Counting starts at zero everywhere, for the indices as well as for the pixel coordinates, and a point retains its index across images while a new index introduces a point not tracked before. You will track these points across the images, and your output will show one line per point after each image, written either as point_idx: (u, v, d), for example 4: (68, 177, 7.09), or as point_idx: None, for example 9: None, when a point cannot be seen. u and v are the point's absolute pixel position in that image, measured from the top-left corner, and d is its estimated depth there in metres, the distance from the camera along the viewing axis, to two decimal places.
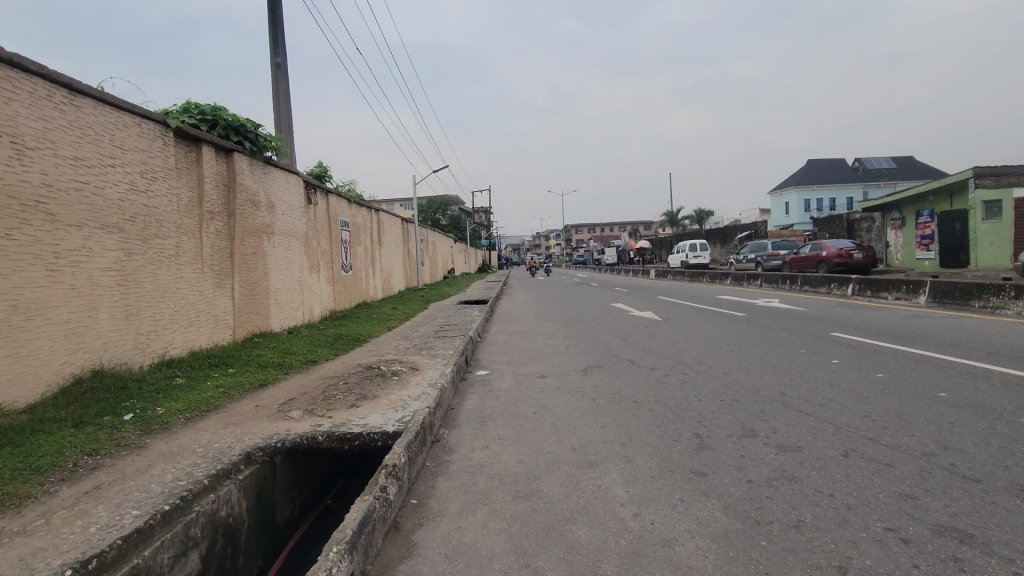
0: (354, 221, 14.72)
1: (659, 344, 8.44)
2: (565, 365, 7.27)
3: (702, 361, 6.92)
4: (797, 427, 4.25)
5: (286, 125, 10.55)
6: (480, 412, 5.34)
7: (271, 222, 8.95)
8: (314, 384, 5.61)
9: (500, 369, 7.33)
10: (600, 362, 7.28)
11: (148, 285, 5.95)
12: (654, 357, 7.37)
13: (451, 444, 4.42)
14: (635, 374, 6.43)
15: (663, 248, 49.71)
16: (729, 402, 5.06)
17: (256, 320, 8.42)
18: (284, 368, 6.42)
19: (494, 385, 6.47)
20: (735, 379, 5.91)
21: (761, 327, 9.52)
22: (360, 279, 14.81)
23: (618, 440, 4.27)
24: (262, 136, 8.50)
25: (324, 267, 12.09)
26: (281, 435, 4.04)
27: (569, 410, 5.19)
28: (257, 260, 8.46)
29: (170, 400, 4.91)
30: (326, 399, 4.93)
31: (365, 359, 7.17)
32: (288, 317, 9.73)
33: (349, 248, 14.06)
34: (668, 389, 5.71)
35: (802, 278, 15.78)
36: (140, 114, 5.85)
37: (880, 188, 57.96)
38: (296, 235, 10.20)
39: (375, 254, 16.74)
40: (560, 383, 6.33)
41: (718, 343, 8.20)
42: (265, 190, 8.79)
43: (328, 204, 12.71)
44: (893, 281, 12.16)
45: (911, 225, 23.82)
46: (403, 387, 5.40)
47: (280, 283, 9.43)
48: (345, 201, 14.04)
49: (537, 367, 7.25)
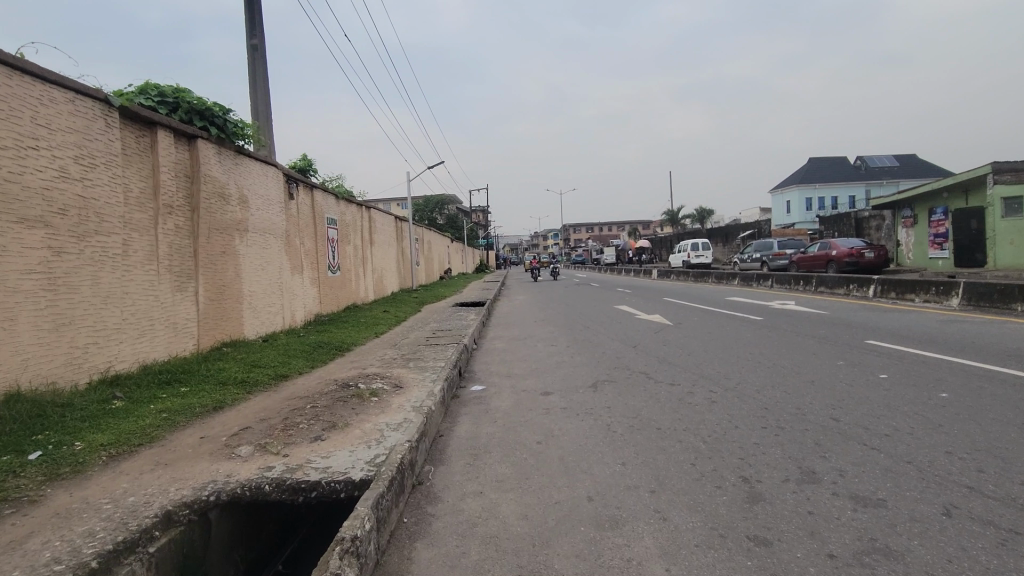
0: (342, 219, 13.83)
1: (675, 353, 7.57)
2: (571, 379, 6.41)
3: (729, 375, 6.05)
4: (870, 471, 3.39)
5: (263, 113, 9.69)
6: (473, 441, 4.48)
7: (243, 218, 8.07)
8: (278, 408, 4.72)
9: (497, 384, 6.45)
10: (611, 376, 6.41)
11: (86, 290, 5.08)
12: (672, 370, 6.51)
13: (436, 489, 3.56)
14: (654, 392, 5.57)
15: (665, 247, 48.78)
16: (774, 431, 4.20)
17: (225, 327, 7.55)
18: (248, 386, 5.54)
19: (490, 404, 5.61)
20: (772, 399, 5.06)
21: (785, 334, 8.65)
22: (349, 281, 13.93)
23: (646, 485, 3.42)
24: (232, 122, 7.62)
25: (308, 267, 11.20)
26: (217, 484, 3.17)
27: (581, 440, 4.33)
28: (226, 261, 7.59)
29: (95, 430, 4.03)
30: (285, 430, 4.05)
31: (343, 373, 6.30)
32: (264, 323, 8.83)
33: (336, 248, 13.16)
34: (696, 412, 4.85)
35: (817, 279, 14.95)
36: (75, 89, 4.98)
37: (884, 186, 57.17)
38: (274, 233, 9.33)
39: (365, 254, 15.83)
40: (567, 402, 5.47)
41: (740, 353, 7.36)
42: (237, 182, 7.92)
43: (313, 200, 11.84)
44: (921, 281, 11.32)
45: (923, 223, 23.01)
46: (382, 411, 4.53)
47: (254, 285, 8.55)
48: (332, 197, 13.17)
49: (541, 383, 6.37)
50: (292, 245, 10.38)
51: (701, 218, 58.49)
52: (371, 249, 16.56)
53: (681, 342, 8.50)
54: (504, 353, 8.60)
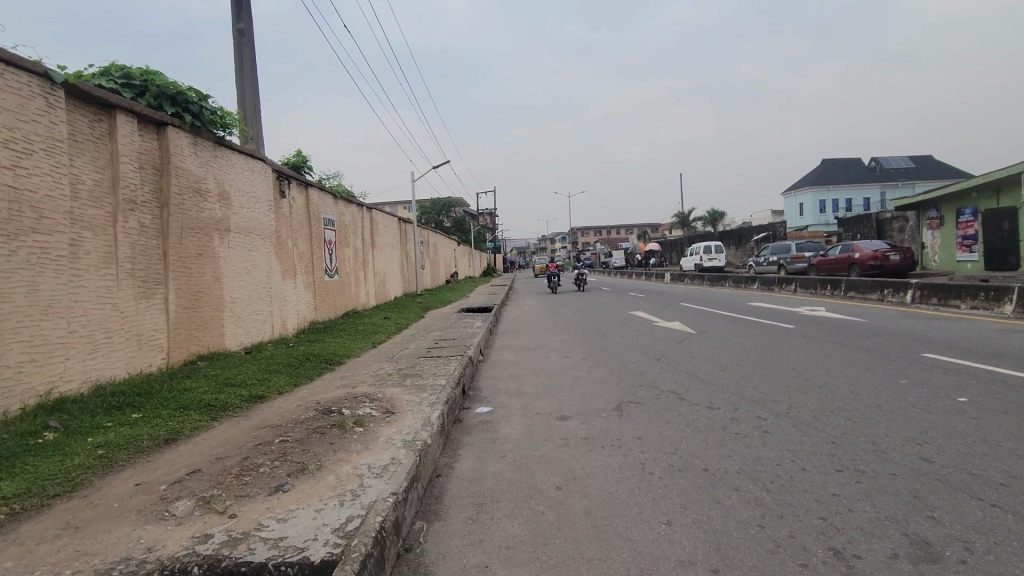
0: (340, 220, 13.05)
1: (707, 368, 6.70)
2: (592, 400, 5.57)
3: (777, 397, 5.18)
4: (1008, 545, 2.53)
5: (251, 103, 8.94)
6: (478, 484, 3.64)
7: (224, 217, 7.29)
8: (241, 442, 3.89)
9: (506, 406, 5.61)
10: (637, 396, 5.56)
11: (19, 299, 4.30)
12: (708, 390, 5.64)
13: (428, 560, 2.73)
14: (692, 419, 4.70)
15: (675, 250, 47.80)
16: (855, 478, 3.34)
17: (201, 338, 6.76)
18: (215, 411, 4.71)
19: (499, 431, 4.77)
20: (838, 430, 4.19)
21: (827, 345, 7.75)
22: (347, 285, 13.16)
23: (705, 560, 2.57)
24: (211, 109, 6.83)
25: (301, 270, 10.42)
26: (130, 564, 2.35)
27: (611, 485, 3.48)
28: (202, 264, 6.80)
29: (4, 477, 3.21)
30: (242, 475, 3.23)
31: (329, 392, 5.48)
32: (248, 332, 8.03)
33: (334, 250, 12.38)
34: (748, 445, 3.99)
35: (845, 283, 14.04)
36: (5, 60, 4.20)
37: (899, 188, 55.95)
38: (262, 233, 8.55)
39: (366, 257, 15.04)
40: (588, 430, 4.63)
41: (782, 368, 6.47)
42: (217, 177, 7.15)
43: (307, 199, 11.07)
44: (967, 286, 10.39)
45: (950, 225, 22.00)
46: (366, 448, 3.70)
47: (238, 291, 7.76)
48: (329, 196, 12.42)
49: (556, 404, 5.52)
50: (283, 246, 9.60)
51: (712, 220, 57.36)
52: (372, 252, 15.82)
53: (710, 354, 7.64)
54: (513, 366, 7.75)
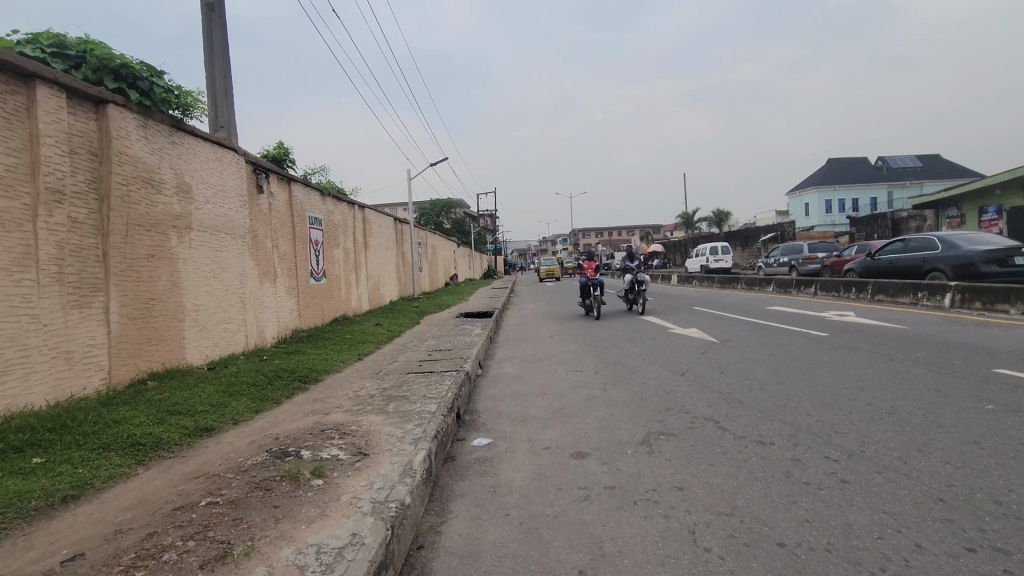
0: (328, 219, 12.07)
1: (743, 388, 5.72)
2: (612, 430, 4.60)
3: (842, 430, 4.22)
4: None
5: (222, 86, 8.01)
6: (472, 565, 2.68)
7: (184, 212, 6.34)
8: (158, 505, 2.92)
9: (509, 438, 4.63)
10: (668, 426, 4.60)
11: None
12: (754, 418, 4.67)
13: None
14: (744, 462, 3.75)
15: (679, 252, 46.70)
16: (1001, 566, 2.38)
17: (153, 354, 5.80)
18: (142, 452, 3.73)
19: (500, 476, 3.81)
20: (942, 482, 3.23)
21: (875, 358, 6.79)
22: (336, 289, 12.21)
23: None
24: (166, 87, 5.90)
25: (281, 274, 9.45)
26: None
27: (657, 571, 2.51)
28: (156, 267, 5.85)
29: None
30: (135, 569, 2.26)
31: (295, 422, 4.51)
32: (215, 344, 7.07)
33: (321, 252, 11.41)
34: (830, 505, 3.03)
35: (872, 285, 13.09)
36: None
37: (907, 188, 54.93)
38: (234, 231, 7.61)
39: (357, 259, 14.06)
40: (613, 474, 3.67)
41: (833, 388, 5.51)
42: (176, 167, 6.21)
43: (290, 195, 10.13)
44: (1015, 289, 9.45)
45: (972, 224, 21.06)
46: (321, 515, 2.73)
47: (202, 297, 6.80)
48: (316, 193, 11.49)
49: (570, 436, 4.55)
50: (260, 246, 8.64)
51: (718, 221, 56.39)
52: (365, 253, 14.91)
53: (742, 369, 6.66)
54: (517, 383, 6.78)
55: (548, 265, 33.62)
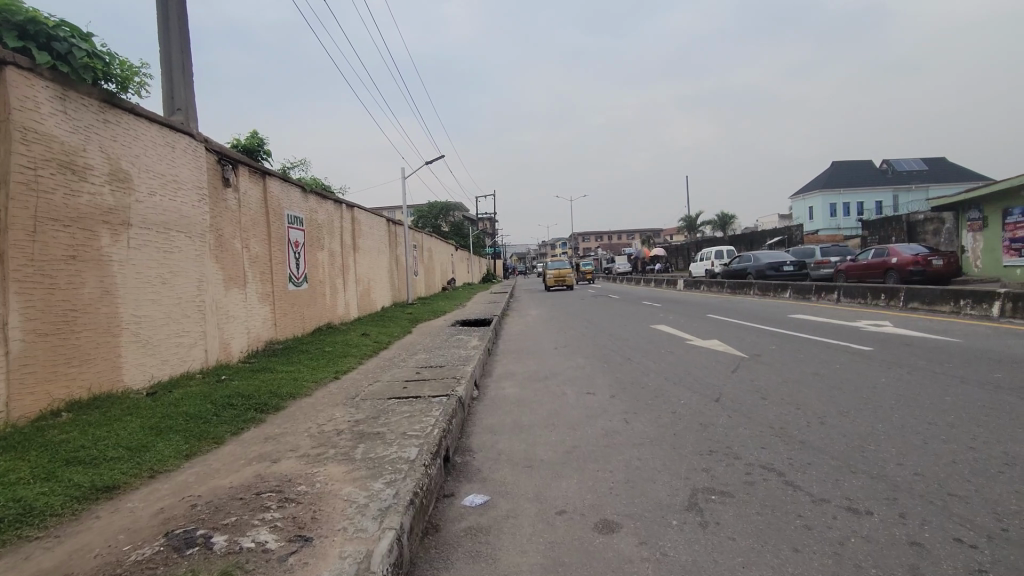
0: (310, 219, 10.97)
1: (798, 421, 4.65)
2: (645, 486, 3.53)
3: (958, 493, 3.15)
4: None
5: (179, 61, 6.91)
6: None
7: (119, 205, 5.27)
8: None
9: (512, 495, 3.55)
10: (718, 481, 3.53)
11: None
12: (829, 470, 3.60)
13: None
14: (842, 547, 2.68)
15: (682, 256, 45.59)
16: None
17: (73, 378, 4.72)
18: None
19: (500, 563, 2.72)
20: None
21: (945, 381, 5.73)
22: (319, 296, 11.15)
23: None
24: (99, 55, 4.92)
25: (253, 278, 8.38)
26: None
27: None
28: (79, 271, 4.79)
29: None
30: None
31: (231, 475, 3.44)
32: (164, 363, 5.99)
33: (301, 254, 10.32)
34: None
35: (905, 292, 12.08)
36: None
37: (913, 191, 54.02)
38: (192, 229, 6.55)
39: (344, 262, 12.97)
40: (660, 566, 2.59)
41: (914, 424, 4.44)
42: (108, 150, 5.15)
43: (265, 191, 9.06)
44: None
45: (996, 227, 20.09)
46: None
47: (148, 307, 5.74)
48: (297, 189, 10.43)
49: (591, 495, 3.46)
50: (226, 247, 7.58)
51: (723, 224, 55.38)
52: (354, 256, 13.86)
53: (788, 393, 5.59)
54: (520, 410, 5.71)
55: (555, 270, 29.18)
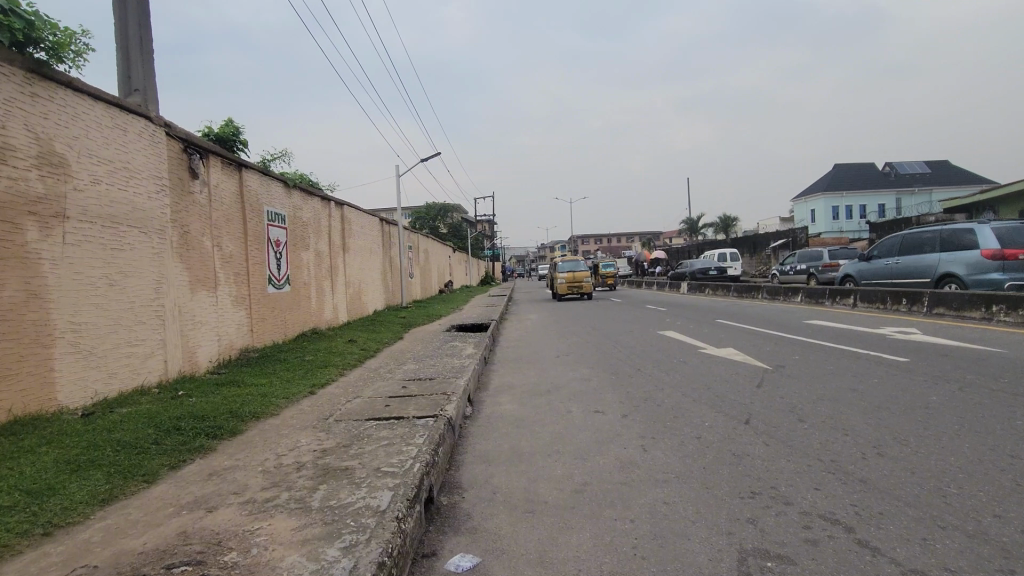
0: (293, 216, 10.20)
1: (851, 453, 3.89)
2: (679, 546, 2.76)
3: None
4: None
5: (136, 36, 6.15)
6: None
7: (50, 194, 4.52)
8: None
9: (509, 556, 2.79)
10: (772, 541, 2.76)
11: None
12: (911, 525, 2.84)
13: None
14: None
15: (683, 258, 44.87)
16: None
17: None
18: None
19: None
20: None
21: (1006, 400, 4.98)
22: (304, 299, 10.39)
23: None
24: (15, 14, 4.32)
25: (226, 280, 7.62)
26: None
27: None
28: None
29: None
30: None
31: (148, 533, 2.68)
32: (111, 376, 5.22)
33: (283, 254, 9.56)
34: None
35: (929, 297, 11.35)
36: None
37: (916, 194, 53.41)
38: (149, 223, 5.79)
39: (333, 262, 12.20)
40: None
41: (996, 458, 3.68)
42: (36, 129, 4.41)
43: (241, 184, 8.30)
44: None
45: None
46: None
47: (90, 312, 4.98)
48: (280, 184, 9.67)
49: (611, 557, 2.71)
50: (193, 246, 6.83)
51: (725, 227, 54.41)
52: (344, 257, 13.11)
53: (829, 416, 4.83)
54: (519, 432, 4.95)
55: (570, 271, 21.88)
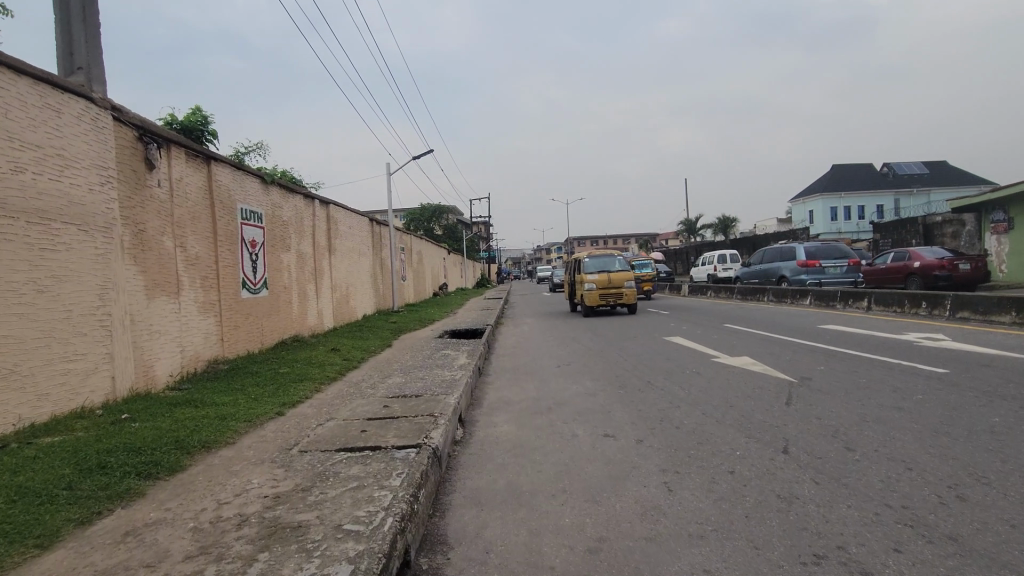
0: (272, 215, 9.45)
1: (927, 497, 3.16)
2: None
3: None
4: None
5: (79, 7, 5.39)
6: None
7: None
8: None
9: None
10: None
11: None
12: None
13: None
14: None
15: (681, 261, 44.26)
16: None
17: None
18: None
19: None
20: None
21: None
22: (283, 304, 9.63)
23: None
24: None
25: (189, 284, 6.86)
26: None
27: None
28: None
29: None
30: None
31: None
32: (40, 399, 4.46)
33: (259, 255, 8.81)
34: None
35: (953, 300, 10.67)
36: None
37: (915, 195, 52.95)
38: (90, 219, 5.03)
39: (317, 265, 11.45)
40: None
41: None
42: None
43: (211, 178, 7.53)
44: None
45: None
46: None
47: (10, 325, 4.21)
48: (257, 180, 8.93)
49: None
50: (150, 246, 6.08)
51: (724, 228, 53.48)
52: (330, 259, 12.36)
53: (881, 443, 4.10)
54: (517, 463, 4.20)
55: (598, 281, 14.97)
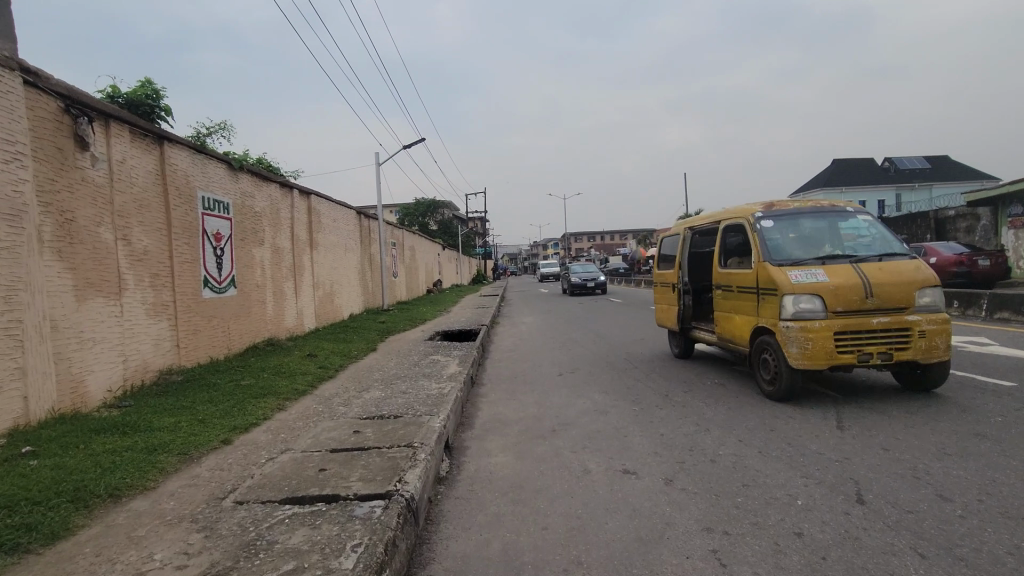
0: (241, 205, 8.50)
1: None
2: None
3: None
4: None
5: None
6: None
7: None
8: None
9: None
10: None
11: None
12: None
13: None
14: None
15: None
16: None
17: None
18: None
19: None
20: None
21: None
22: (255, 304, 8.70)
23: None
24: None
25: (135, 282, 5.92)
26: None
27: None
28: None
29: None
30: None
31: None
32: None
33: (225, 250, 7.87)
34: None
35: (989, 298, 9.78)
36: None
37: (917, 190, 52.19)
38: None
39: (296, 261, 10.51)
40: None
41: None
42: None
43: (163, 159, 6.58)
44: None
45: None
46: None
47: None
48: (223, 165, 7.98)
49: None
50: (81, 237, 5.16)
51: None
52: (312, 254, 11.42)
53: (984, 491, 3.19)
54: (515, 513, 3.29)
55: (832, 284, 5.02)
